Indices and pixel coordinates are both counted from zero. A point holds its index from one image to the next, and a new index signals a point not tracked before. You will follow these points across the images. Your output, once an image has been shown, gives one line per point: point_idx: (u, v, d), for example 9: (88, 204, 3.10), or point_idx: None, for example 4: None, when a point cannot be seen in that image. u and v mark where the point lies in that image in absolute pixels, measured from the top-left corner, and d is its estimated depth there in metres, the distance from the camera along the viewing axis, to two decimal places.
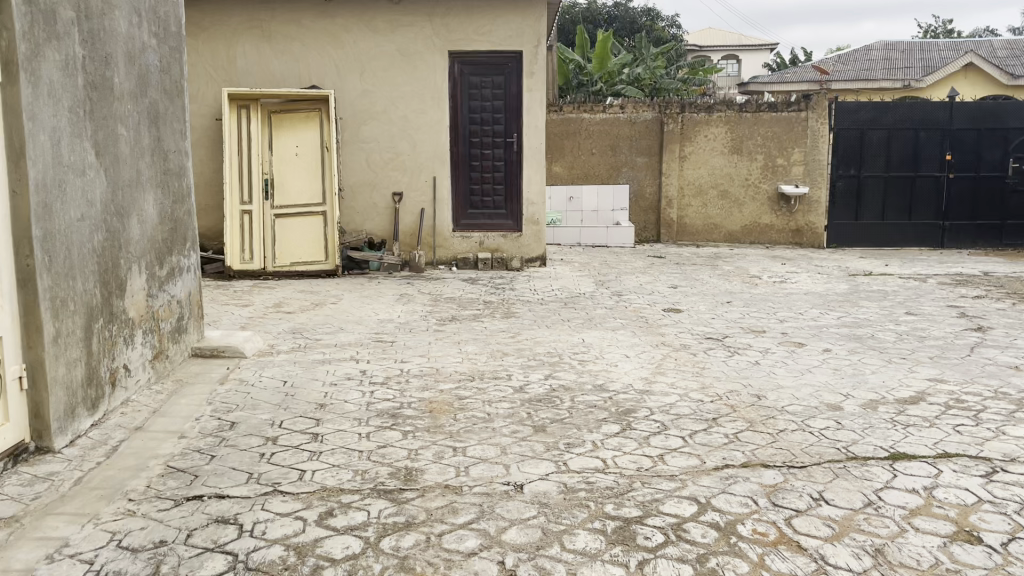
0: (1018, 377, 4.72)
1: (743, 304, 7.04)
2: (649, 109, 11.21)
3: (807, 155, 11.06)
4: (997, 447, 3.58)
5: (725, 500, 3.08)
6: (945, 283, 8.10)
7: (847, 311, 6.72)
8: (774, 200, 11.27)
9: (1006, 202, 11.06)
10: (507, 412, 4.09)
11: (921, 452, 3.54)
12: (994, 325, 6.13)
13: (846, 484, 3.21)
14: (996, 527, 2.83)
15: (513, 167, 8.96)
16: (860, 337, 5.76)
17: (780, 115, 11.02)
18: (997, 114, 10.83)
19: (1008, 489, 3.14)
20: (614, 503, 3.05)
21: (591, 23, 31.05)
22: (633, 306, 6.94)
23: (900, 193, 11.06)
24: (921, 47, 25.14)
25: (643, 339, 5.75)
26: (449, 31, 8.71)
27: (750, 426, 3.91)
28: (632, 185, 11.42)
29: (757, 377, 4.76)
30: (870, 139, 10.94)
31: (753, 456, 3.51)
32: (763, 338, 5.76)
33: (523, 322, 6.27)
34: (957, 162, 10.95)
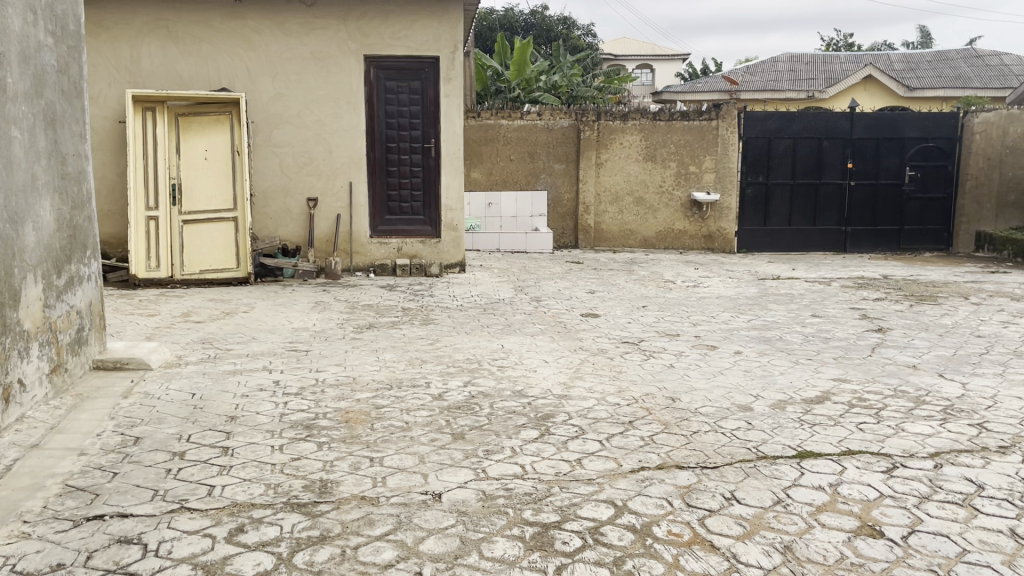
0: (916, 375, 4.95)
1: (658, 309, 7.18)
2: (565, 117, 11.35)
3: (718, 162, 11.34)
4: (896, 444, 3.74)
5: (642, 502, 3.12)
6: (848, 287, 8.45)
7: (757, 314, 6.93)
8: (687, 206, 11.54)
9: (903, 208, 11.62)
10: (425, 421, 4.05)
11: (826, 450, 3.67)
12: (893, 326, 6.42)
13: (756, 483, 3.30)
14: (896, 521, 2.96)
15: (431, 173, 8.92)
16: (769, 339, 5.95)
17: (691, 123, 11.28)
18: (894, 124, 11.36)
19: (907, 484, 3.28)
20: (532, 509, 3.06)
21: (508, 30, 31.38)
22: (551, 312, 6.99)
23: (804, 200, 11.50)
24: (824, 59, 26.20)
25: (562, 344, 5.80)
26: (364, 35, 8.61)
27: (665, 428, 3.98)
28: (550, 191, 11.55)
29: (671, 380, 4.85)
30: (777, 148, 11.34)
31: (667, 458, 3.58)
32: (677, 342, 5.88)
33: (441, 329, 6.23)
34: (858, 170, 11.44)
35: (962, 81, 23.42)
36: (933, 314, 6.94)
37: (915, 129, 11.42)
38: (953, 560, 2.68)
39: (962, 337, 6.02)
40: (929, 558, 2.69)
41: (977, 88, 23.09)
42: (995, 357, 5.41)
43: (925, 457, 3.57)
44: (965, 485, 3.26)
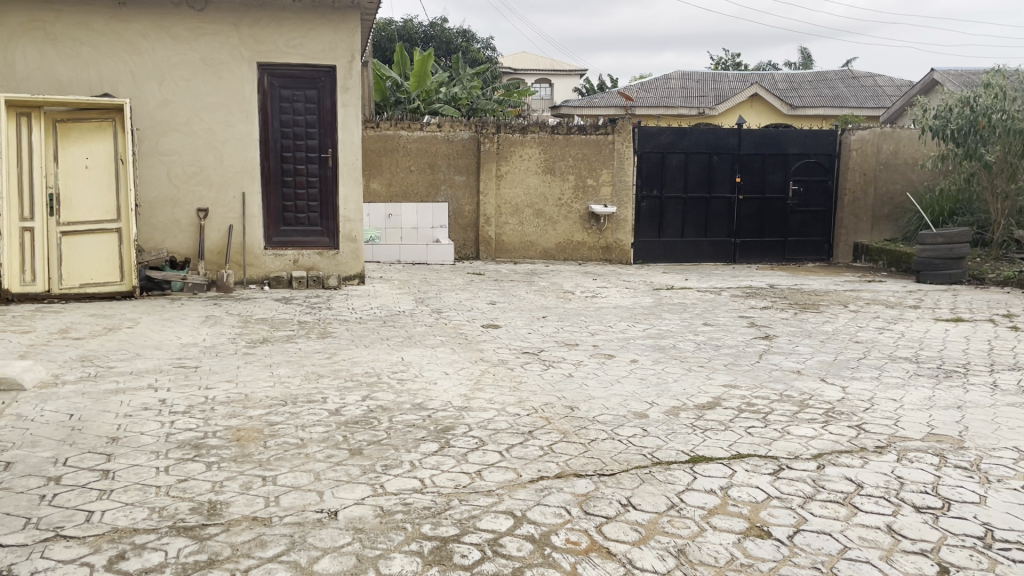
0: (800, 380, 5.18)
1: (558, 319, 7.27)
2: (465, 128, 11.37)
3: (614, 175, 11.61)
4: (782, 446, 3.90)
5: (540, 511, 3.14)
6: (737, 296, 8.79)
7: (652, 323, 7.12)
8: (585, 218, 11.74)
9: (788, 221, 12.18)
10: (321, 436, 3.96)
11: (717, 454, 3.79)
12: (779, 333, 6.71)
13: (651, 488, 3.37)
14: (782, 521, 3.08)
15: (328, 183, 8.77)
16: (663, 348, 6.12)
17: (589, 137, 11.50)
18: (778, 141, 11.91)
19: (792, 485, 3.42)
20: (431, 523, 3.03)
21: (407, 41, 31.31)
22: (452, 323, 6.97)
23: (697, 213, 11.90)
24: (714, 77, 27.23)
25: (462, 355, 5.79)
26: (257, 41, 8.40)
27: (564, 437, 4.02)
28: (450, 203, 11.54)
29: (570, 390, 4.90)
30: (670, 162, 11.70)
31: (566, 466, 3.62)
32: (576, 351, 5.97)
33: (339, 342, 6.12)
34: (746, 184, 11.93)
35: (840, 100, 24.83)
36: (815, 321, 7.30)
37: (798, 145, 12.01)
38: (836, 557, 2.80)
39: (842, 343, 6.35)
40: (812, 556, 2.81)
41: (854, 107, 24.53)
42: (872, 361, 5.73)
43: (809, 458, 3.74)
44: (846, 484, 3.43)
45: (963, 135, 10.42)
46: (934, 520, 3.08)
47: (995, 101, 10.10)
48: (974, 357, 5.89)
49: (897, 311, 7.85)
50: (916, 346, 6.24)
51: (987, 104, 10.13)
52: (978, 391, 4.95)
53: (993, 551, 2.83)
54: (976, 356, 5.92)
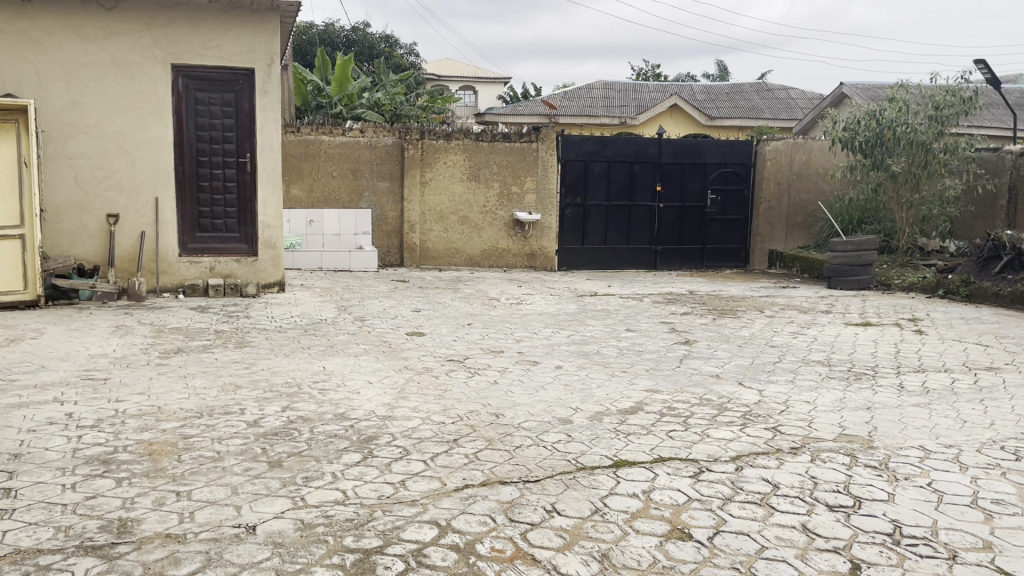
0: (719, 384, 5.30)
1: (483, 326, 7.26)
2: (388, 134, 11.28)
3: (538, 183, 11.69)
4: (702, 449, 3.98)
5: (465, 520, 3.11)
6: (658, 302, 8.95)
7: (576, 329, 7.18)
8: (510, 225, 11.78)
9: (707, 229, 12.50)
10: (239, 449, 3.85)
11: (640, 458, 3.84)
12: (699, 339, 6.86)
13: (575, 494, 3.39)
14: (702, 523, 3.13)
15: (246, 189, 8.57)
16: (587, 353, 6.18)
17: (513, 145, 11.55)
18: (696, 150, 12.21)
19: (712, 487, 3.49)
20: (353, 535, 2.97)
21: (329, 45, 30.90)
22: (375, 331, 6.88)
23: (619, 220, 12.09)
24: (635, 87, 27.73)
25: (385, 364, 5.72)
26: (171, 42, 8.14)
27: (489, 444, 4.01)
28: (373, 209, 11.42)
29: (494, 397, 4.89)
30: (593, 171, 11.84)
31: (491, 474, 3.60)
32: (501, 358, 5.97)
33: (258, 352, 5.96)
34: (666, 193, 12.18)
35: (755, 112, 25.63)
36: (733, 326, 7.49)
37: (716, 155, 12.33)
38: (754, 557, 2.87)
39: (759, 348, 6.53)
40: (731, 556, 2.87)
41: (768, 119, 25.36)
42: (786, 365, 5.90)
43: (727, 461, 3.82)
44: (762, 485, 3.52)
45: (870, 147, 10.91)
46: (846, 518, 3.19)
47: (899, 114, 10.63)
48: (882, 359, 6.14)
49: (810, 316, 8.13)
50: (828, 349, 6.46)
51: (891, 117, 10.65)
52: (886, 392, 5.16)
53: (902, 547, 2.94)
54: (884, 358, 6.17)
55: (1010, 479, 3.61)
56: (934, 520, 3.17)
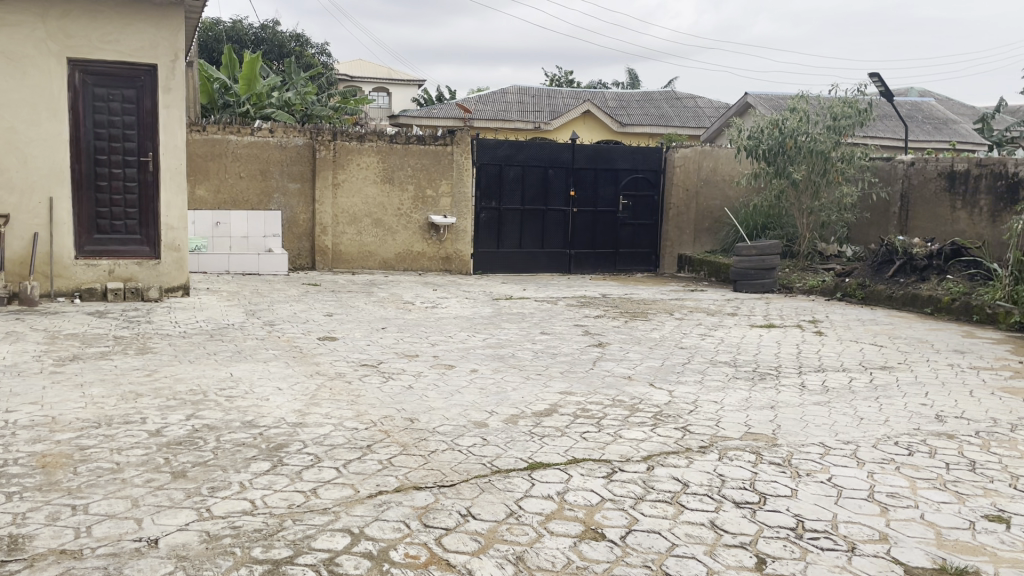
0: (631, 386, 5.38)
1: (397, 330, 7.18)
2: (299, 135, 11.08)
3: (453, 186, 11.64)
4: (615, 450, 4.04)
5: (379, 527, 3.07)
6: (571, 305, 9.06)
7: (491, 333, 7.18)
8: (424, 228, 11.68)
9: (619, 233, 12.72)
10: (139, 460, 3.69)
11: (554, 460, 3.86)
12: (611, 341, 6.97)
13: (490, 497, 3.39)
14: (615, 523, 3.18)
15: (148, 189, 8.24)
16: (502, 357, 6.19)
17: (428, 147, 11.48)
18: (608, 156, 12.42)
19: (625, 487, 3.55)
20: (262, 546, 2.88)
21: (237, 44, 30.06)
22: (286, 336, 6.71)
23: (534, 224, 12.18)
24: (549, 93, 28.02)
25: (296, 369, 5.58)
26: (67, 35, 7.76)
27: (403, 450, 3.96)
28: (283, 211, 11.18)
29: (409, 402, 4.84)
30: (508, 175, 11.91)
31: (405, 480, 3.56)
32: (416, 362, 5.91)
33: (161, 358, 5.74)
34: (579, 197, 12.34)
35: (665, 120, 26.27)
36: (644, 329, 7.65)
37: (627, 161, 12.58)
38: (664, 554, 2.92)
39: (669, 349, 6.68)
40: (643, 555, 2.92)
41: (677, 126, 26.05)
42: (695, 366, 6.06)
43: (639, 461, 3.89)
44: (673, 483, 3.60)
45: (772, 155, 11.32)
46: (752, 514, 3.29)
47: (800, 124, 11.08)
48: (785, 360, 6.38)
49: (717, 319, 8.37)
50: (735, 351, 6.67)
51: (793, 127, 11.10)
52: (788, 391, 5.36)
53: (804, 541, 3.05)
54: (786, 358, 6.41)
55: (902, 472, 3.79)
56: (834, 513, 3.30)
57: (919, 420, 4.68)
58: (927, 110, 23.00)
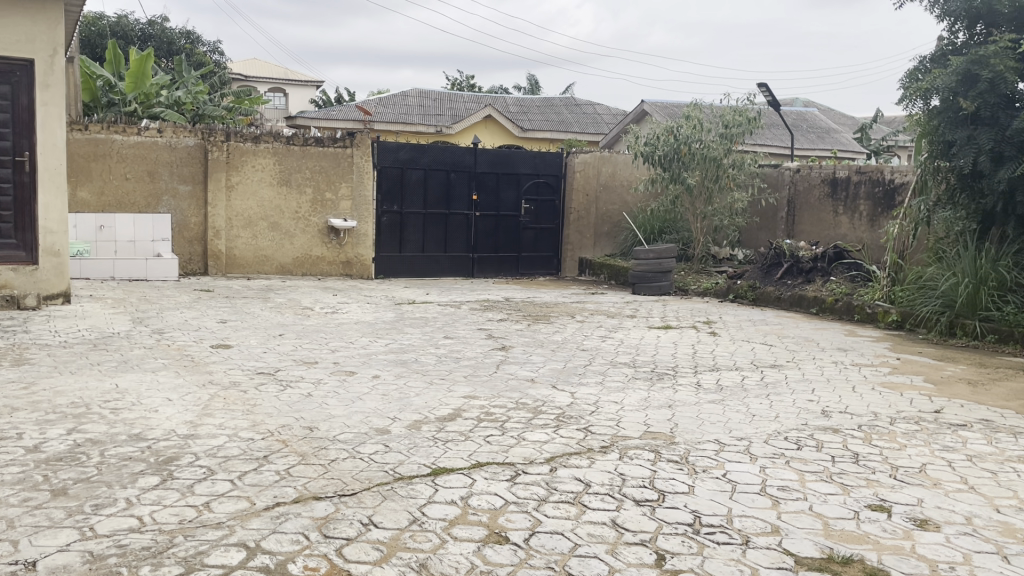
0: (534, 389, 5.41)
1: (295, 336, 7.01)
2: (190, 135, 10.69)
3: (353, 190, 11.45)
4: (518, 452, 4.05)
5: (276, 540, 2.97)
6: (475, 309, 9.06)
7: (393, 338, 7.10)
8: (323, 232, 11.44)
9: (521, 237, 12.80)
10: (15, 478, 3.45)
11: (458, 464, 3.84)
12: (514, 344, 7.01)
13: (393, 504, 3.34)
14: (519, 525, 3.18)
15: (25, 191, 7.76)
16: (404, 362, 6.12)
17: (326, 150, 11.27)
18: (510, 161, 12.49)
19: (528, 489, 3.56)
20: (150, 564, 2.74)
21: (122, 40, 28.63)
22: (176, 344, 6.44)
23: (436, 228, 12.10)
24: (451, 96, 27.96)
25: (187, 379, 5.35)
26: None
27: (302, 460, 3.86)
28: (173, 215, 10.74)
29: (308, 410, 4.72)
30: (409, 178, 11.80)
31: (304, 490, 3.46)
32: (315, 369, 5.78)
33: (39, 369, 5.40)
34: (481, 202, 12.36)
35: (564, 125, 26.67)
36: (546, 332, 7.72)
37: (529, 165, 12.67)
38: (567, 555, 2.95)
39: (570, 352, 6.76)
40: (546, 556, 2.93)
41: (577, 132, 26.49)
42: (596, 367, 6.15)
43: (542, 462, 3.92)
44: (576, 484, 3.63)
45: (668, 161, 11.63)
46: (652, 511, 3.35)
47: (693, 132, 11.45)
48: (681, 360, 6.56)
49: (617, 321, 8.54)
50: (634, 352, 6.82)
51: (687, 134, 11.44)
52: (685, 391, 5.50)
53: (701, 536, 3.14)
54: (683, 358, 6.60)
55: (792, 466, 3.95)
56: (729, 508, 3.41)
57: (807, 415, 4.90)
58: (810, 120, 24.19)
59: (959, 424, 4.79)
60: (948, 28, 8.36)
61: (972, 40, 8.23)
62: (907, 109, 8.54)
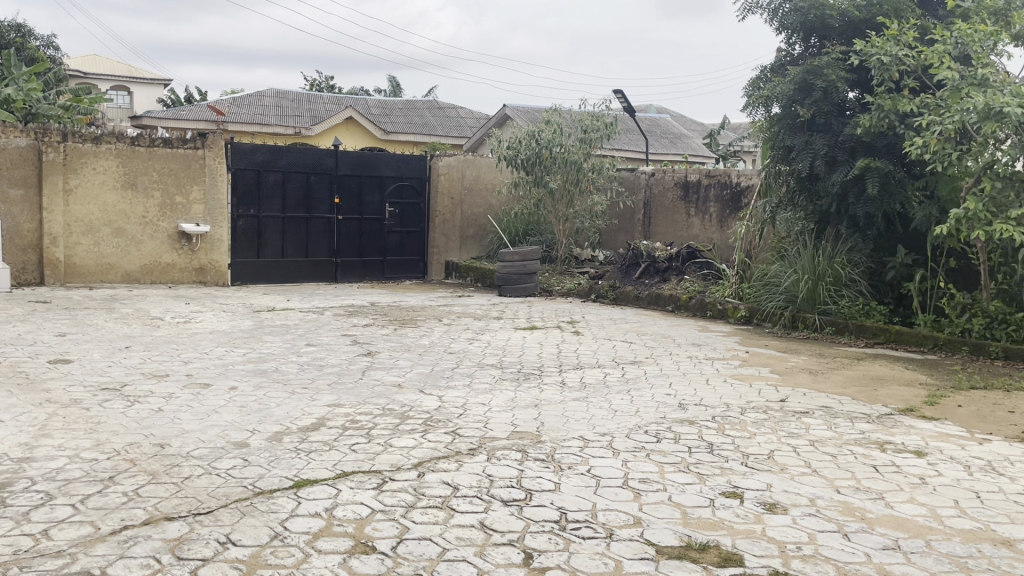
0: (400, 394, 5.35)
1: (144, 349, 6.62)
2: (22, 135, 9.96)
3: (206, 193, 10.95)
4: (385, 459, 3.99)
5: (124, 565, 2.79)
6: (338, 314, 8.87)
7: (252, 347, 6.84)
8: (174, 238, 10.87)
9: (385, 241, 12.64)
10: None
11: (322, 475, 3.74)
12: (380, 349, 6.91)
13: (252, 521, 3.20)
14: (386, 534, 3.13)
15: None
16: (264, 371, 5.91)
17: (175, 151, 10.74)
18: (373, 164, 12.31)
19: (396, 496, 3.51)
20: None
21: None
22: (8, 361, 5.93)
23: (296, 232, 11.76)
24: (310, 97, 27.27)
25: (21, 398, 4.94)
26: None
27: (152, 479, 3.64)
28: (4, 221, 9.95)
29: (159, 426, 4.46)
30: (267, 180, 11.41)
31: (155, 511, 3.27)
32: (166, 383, 5.47)
33: None
34: (344, 205, 12.12)
35: (428, 128, 26.59)
36: (412, 336, 7.65)
37: (392, 168, 12.53)
38: (435, 560, 2.92)
39: (437, 355, 6.72)
40: (415, 563, 2.90)
41: (441, 135, 26.48)
42: (463, 370, 6.15)
43: (410, 468, 3.87)
44: (443, 488, 3.62)
45: (531, 165, 11.78)
46: (519, 511, 3.38)
47: (554, 136, 11.67)
48: (546, 359, 6.67)
49: (484, 323, 8.59)
50: (500, 353, 6.88)
51: (548, 138, 11.64)
52: (551, 390, 5.60)
53: (567, 532, 3.20)
54: (548, 358, 6.71)
55: (652, 458, 4.10)
56: (593, 503, 3.49)
57: (665, 409, 5.10)
58: (664, 126, 25.23)
59: (802, 412, 5.12)
60: (786, 40, 8.93)
61: (807, 52, 8.83)
62: (751, 116, 9.07)
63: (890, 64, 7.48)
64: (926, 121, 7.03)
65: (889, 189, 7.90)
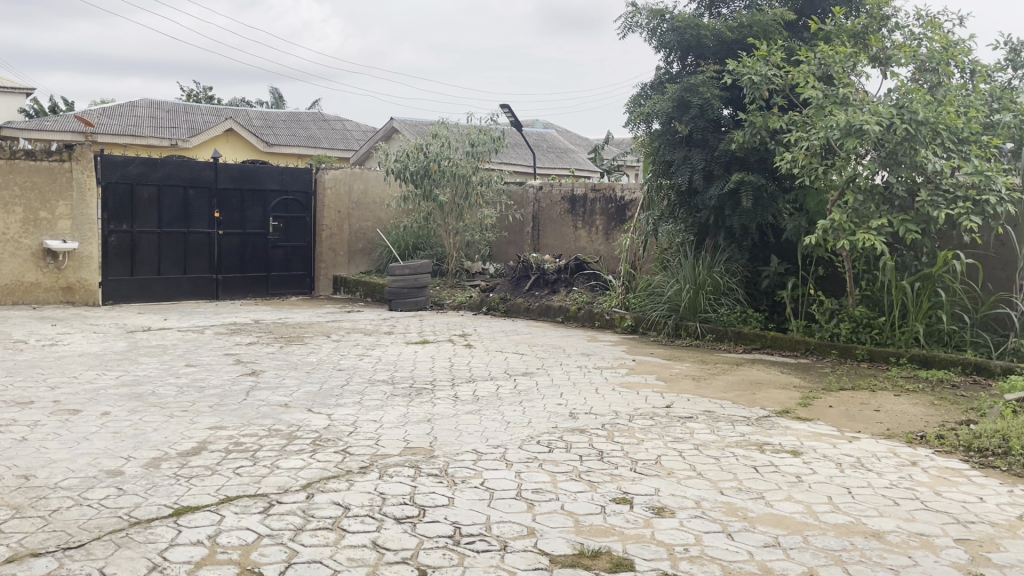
0: (287, 413, 5.19)
1: (4, 375, 6.16)
2: None
3: (73, 208, 10.34)
4: (271, 482, 3.86)
5: None
6: (220, 333, 8.54)
7: (126, 369, 6.48)
8: (39, 255, 10.24)
9: (270, 256, 12.28)
10: None
11: (204, 501, 3.58)
12: (265, 368, 6.68)
13: (128, 552, 3.03)
14: (273, 559, 3.02)
15: None
16: (139, 395, 5.60)
17: (39, 164, 10.15)
18: (255, 177, 11.95)
19: (283, 519, 3.39)
20: None
21: None
22: None
23: (173, 247, 11.27)
24: (186, 109, 26.27)
25: None
26: None
27: (16, 513, 3.38)
28: None
29: (23, 456, 4.16)
30: (141, 195, 10.90)
31: (19, 547, 3.04)
32: (31, 410, 5.11)
33: None
34: (224, 220, 11.70)
35: (313, 141, 26.09)
36: (299, 353, 7.45)
37: (276, 181, 12.21)
38: None
39: (326, 373, 6.57)
40: None
41: (326, 148, 26.03)
42: (353, 387, 6.03)
43: (297, 490, 3.76)
44: (334, 508, 3.53)
45: (419, 178, 11.72)
46: (412, 527, 3.34)
47: (442, 149, 11.67)
48: (438, 373, 6.63)
49: (374, 338, 8.46)
50: (391, 368, 6.79)
51: (436, 152, 11.63)
52: (443, 404, 5.56)
53: (462, 546, 3.18)
54: (439, 372, 6.67)
55: (545, 468, 4.14)
56: (487, 516, 3.49)
57: (556, 418, 5.16)
58: (550, 142, 25.69)
59: (687, 417, 5.28)
60: (665, 59, 9.26)
61: (684, 70, 9.18)
62: (633, 131, 9.33)
63: (761, 83, 7.88)
64: (795, 138, 7.43)
65: (762, 202, 8.29)
